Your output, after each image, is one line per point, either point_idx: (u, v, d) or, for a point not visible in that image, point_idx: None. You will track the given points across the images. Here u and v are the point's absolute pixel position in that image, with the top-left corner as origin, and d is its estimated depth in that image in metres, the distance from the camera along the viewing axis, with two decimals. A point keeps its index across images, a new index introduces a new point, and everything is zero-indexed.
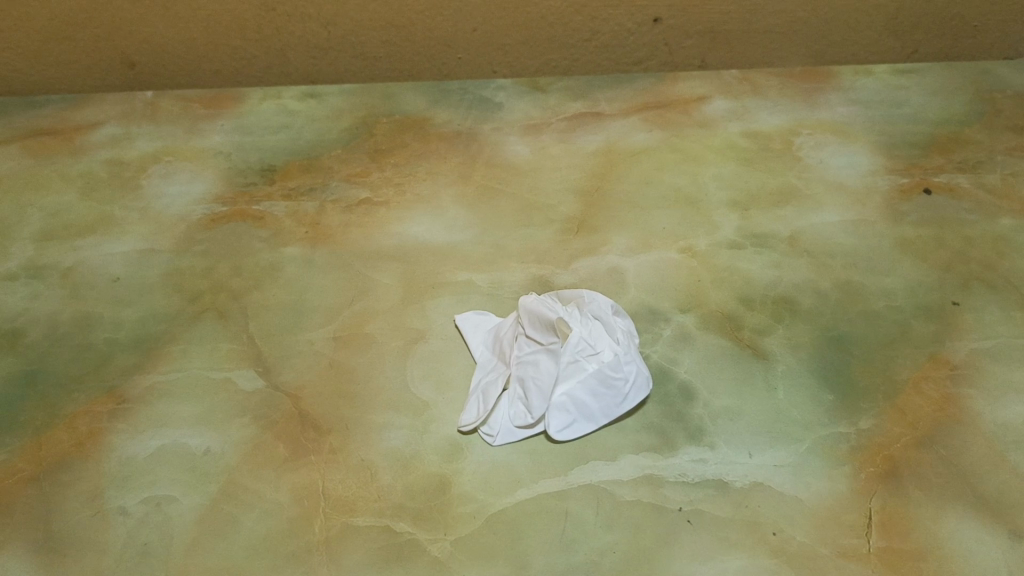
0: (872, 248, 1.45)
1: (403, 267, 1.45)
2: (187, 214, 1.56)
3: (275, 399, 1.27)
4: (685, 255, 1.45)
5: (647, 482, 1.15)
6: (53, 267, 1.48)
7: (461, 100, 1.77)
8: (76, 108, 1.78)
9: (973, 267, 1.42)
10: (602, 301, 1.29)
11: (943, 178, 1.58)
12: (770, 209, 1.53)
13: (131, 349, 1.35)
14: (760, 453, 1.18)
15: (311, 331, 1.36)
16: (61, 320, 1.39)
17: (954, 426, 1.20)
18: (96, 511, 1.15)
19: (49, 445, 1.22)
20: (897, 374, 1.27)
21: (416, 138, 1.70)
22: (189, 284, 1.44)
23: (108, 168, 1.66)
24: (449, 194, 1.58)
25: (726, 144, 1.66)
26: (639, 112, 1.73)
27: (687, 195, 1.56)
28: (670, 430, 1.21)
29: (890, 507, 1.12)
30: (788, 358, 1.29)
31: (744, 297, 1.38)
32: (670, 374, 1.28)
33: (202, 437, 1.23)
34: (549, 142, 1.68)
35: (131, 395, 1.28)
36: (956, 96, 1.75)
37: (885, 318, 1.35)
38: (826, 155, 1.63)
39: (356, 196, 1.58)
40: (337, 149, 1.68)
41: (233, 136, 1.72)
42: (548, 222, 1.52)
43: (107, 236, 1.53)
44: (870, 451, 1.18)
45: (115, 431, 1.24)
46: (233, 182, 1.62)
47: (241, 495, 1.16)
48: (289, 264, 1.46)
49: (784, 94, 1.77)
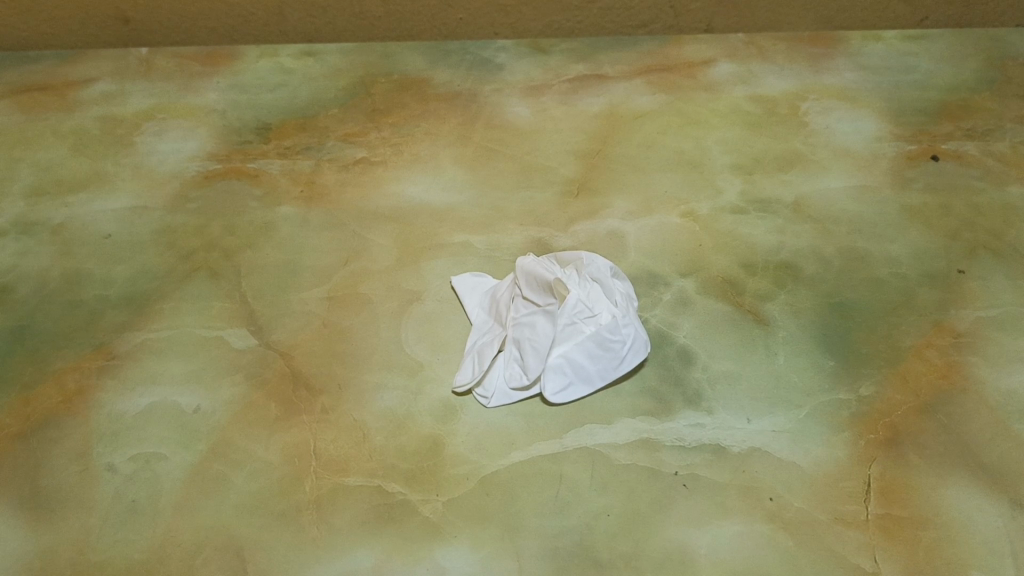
0: (877, 215, 1.43)
1: (400, 228, 1.42)
2: (180, 171, 1.54)
3: (267, 358, 1.25)
4: (686, 219, 1.42)
5: (643, 446, 1.13)
6: (44, 224, 1.45)
7: (460, 61, 1.74)
8: (69, 63, 1.75)
9: (980, 235, 1.39)
10: (602, 263, 1.26)
11: (952, 145, 1.54)
12: (775, 173, 1.50)
13: (122, 306, 1.32)
14: (759, 419, 1.16)
15: (305, 290, 1.34)
16: (51, 276, 1.37)
17: (956, 394, 1.18)
18: (84, 467, 1.14)
19: (37, 401, 1.20)
20: (900, 342, 1.25)
21: (415, 98, 1.67)
22: (181, 242, 1.41)
23: (101, 125, 1.63)
24: (447, 155, 1.55)
25: (731, 108, 1.63)
26: (642, 75, 1.69)
27: (690, 159, 1.53)
28: (668, 394, 1.19)
29: (889, 474, 1.10)
30: (790, 324, 1.27)
31: (746, 263, 1.36)
32: (669, 338, 1.25)
33: (193, 395, 1.21)
34: (550, 104, 1.65)
35: (122, 352, 1.26)
36: (967, 63, 1.71)
37: (889, 285, 1.32)
38: (833, 120, 1.59)
39: (353, 155, 1.55)
40: (333, 109, 1.65)
41: (228, 94, 1.68)
42: (548, 184, 1.49)
43: (99, 192, 1.51)
44: (871, 418, 1.16)
45: (104, 389, 1.22)
46: (227, 140, 1.59)
47: (232, 454, 1.14)
48: (284, 223, 1.44)
49: (791, 58, 1.73)
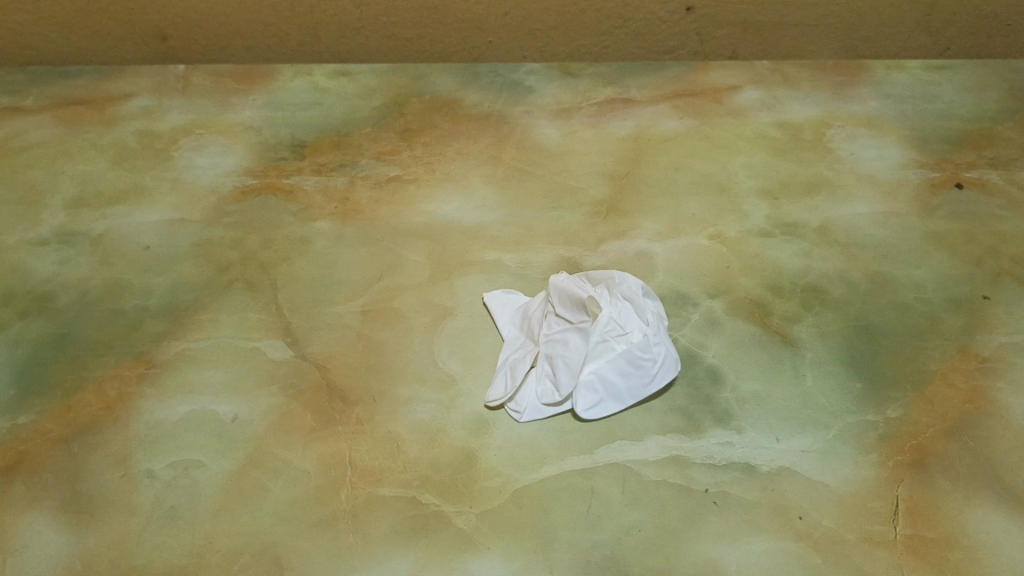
0: (902, 241, 1.45)
1: (432, 245, 1.45)
2: (218, 186, 1.57)
3: (303, 369, 1.27)
4: (714, 242, 1.45)
5: (673, 462, 1.15)
6: (84, 234, 1.49)
7: (491, 83, 1.77)
8: (107, 79, 1.79)
9: (1003, 262, 1.41)
10: (633, 282, 1.28)
11: (975, 173, 1.57)
12: (801, 198, 1.53)
13: (161, 316, 1.35)
14: (787, 438, 1.18)
15: (340, 303, 1.36)
16: (91, 286, 1.40)
17: (982, 418, 1.20)
18: (124, 473, 1.16)
19: (77, 408, 1.23)
20: (926, 365, 1.26)
21: (447, 119, 1.70)
22: (218, 255, 1.44)
23: (140, 139, 1.67)
24: (478, 174, 1.59)
25: (758, 133, 1.66)
26: (670, 99, 1.73)
27: (717, 182, 1.56)
28: (698, 412, 1.21)
29: (916, 495, 1.12)
30: (817, 346, 1.29)
31: (773, 285, 1.38)
32: (697, 357, 1.28)
33: (230, 404, 1.23)
34: (579, 126, 1.68)
35: (160, 361, 1.29)
36: (989, 93, 1.74)
37: (914, 309, 1.34)
38: (857, 147, 1.62)
39: (386, 174, 1.59)
40: (367, 128, 1.68)
41: (264, 111, 1.72)
42: (577, 205, 1.52)
43: (138, 205, 1.54)
44: (898, 439, 1.17)
45: (143, 396, 1.25)
46: (263, 156, 1.62)
47: (269, 463, 1.17)
48: (319, 238, 1.47)
49: (816, 86, 1.76)
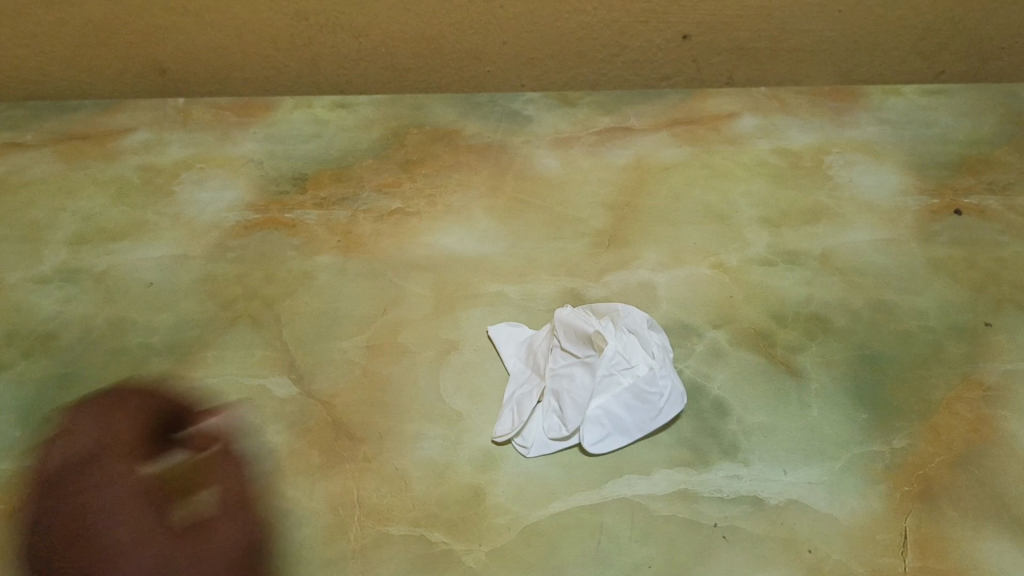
0: (903, 269, 1.46)
1: (436, 278, 1.46)
2: (220, 220, 1.57)
3: (308, 407, 1.27)
4: (717, 271, 1.45)
5: (681, 497, 1.15)
6: (87, 271, 1.49)
7: (490, 113, 1.78)
8: (108, 113, 1.79)
9: (1004, 289, 1.42)
10: (638, 315, 1.30)
11: (973, 199, 1.58)
12: (801, 226, 1.54)
13: (165, 354, 1.35)
14: (795, 470, 1.18)
15: (345, 338, 1.36)
16: (95, 323, 1.40)
17: (988, 447, 1.20)
18: (130, 515, 1.16)
19: (83, 449, 1.23)
20: (930, 394, 1.27)
21: (447, 149, 1.71)
22: (222, 291, 1.45)
23: (141, 174, 1.68)
24: (480, 206, 1.59)
25: (756, 161, 1.67)
26: (669, 127, 1.74)
27: (717, 211, 1.57)
28: (704, 445, 1.21)
29: (925, 527, 1.12)
30: (821, 376, 1.29)
31: (776, 314, 1.38)
32: (702, 389, 1.28)
33: (237, 443, 1.23)
34: (578, 155, 1.69)
35: (165, 400, 1.29)
36: (985, 118, 1.75)
37: (917, 337, 1.35)
38: (856, 174, 1.63)
39: (388, 206, 1.59)
40: (368, 160, 1.69)
41: (264, 144, 1.73)
42: (579, 235, 1.53)
43: (141, 241, 1.54)
44: (905, 470, 1.18)
45: (149, 436, 1.24)
46: (265, 190, 1.63)
47: (276, 502, 1.16)
48: (322, 271, 1.47)
49: (813, 112, 1.77)
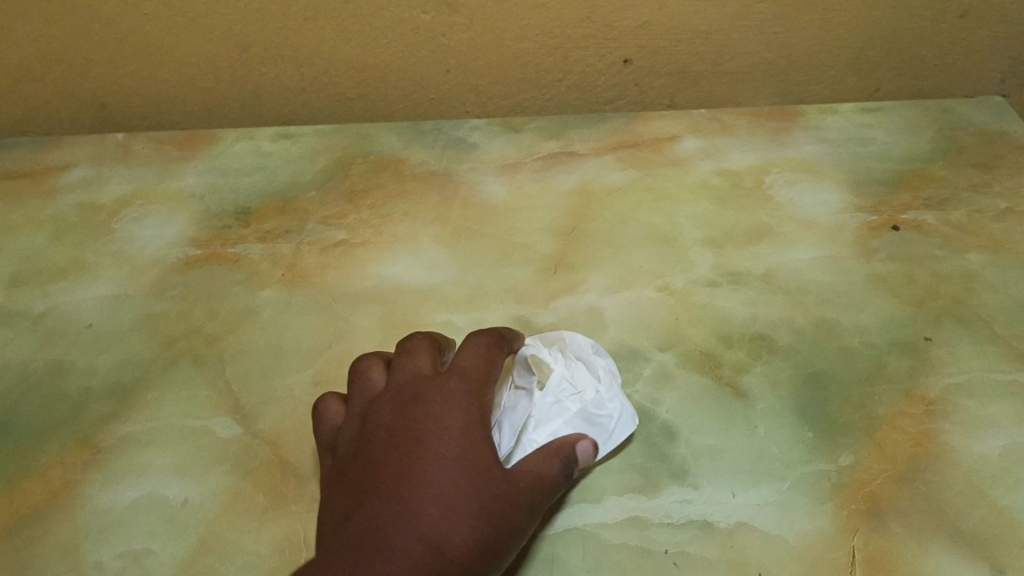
0: (845, 286, 1.48)
1: (383, 309, 1.45)
2: (162, 257, 1.55)
3: (253, 447, 1.25)
4: (663, 293, 1.46)
5: (632, 524, 1.15)
6: (24, 313, 1.45)
7: (435, 141, 1.78)
8: (45, 149, 1.76)
9: (944, 303, 1.45)
10: (583, 341, 1.31)
11: (911, 216, 1.61)
12: (745, 246, 1.55)
13: (106, 397, 1.32)
14: (743, 492, 1.18)
15: (291, 375, 1.34)
16: (33, 367, 1.37)
17: (932, 462, 1.22)
18: (70, 565, 1.12)
19: (21, 498, 1.19)
20: (874, 411, 1.28)
21: (392, 179, 1.70)
22: (164, 330, 1.42)
23: (80, 212, 1.64)
24: (427, 235, 1.59)
25: (700, 182, 1.68)
26: (613, 151, 1.75)
27: (663, 233, 1.58)
28: (654, 470, 1.21)
29: (873, 544, 1.13)
30: (768, 396, 1.30)
31: (722, 335, 1.39)
32: (651, 414, 1.28)
33: (180, 487, 1.21)
34: (524, 181, 1.69)
35: (106, 445, 1.26)
36: (921, 134, 1.79)
37: (860, 353, 1.37)
38: (796, 193, 1.66)
39: (333, 238, 1.58)
40: (312, 192, 1.67)
41: (207, 178, 1.70)
42: (526, 261, 1.53)
43: (80, 281, 1.51)
44: (851, 488, 1.19)
45: (90, 482, 1.21)
46: (207, 225, 1.61)
47: (221, 547, 1.14)
48: (267, 306, 1.45)
49: (754, 132, 1.80)
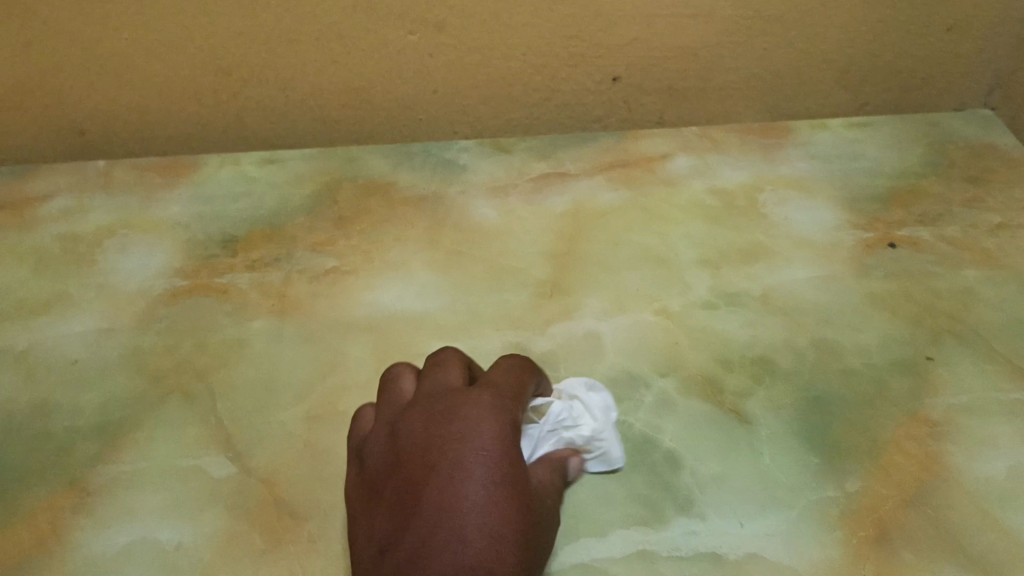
0: (843, 305, 1.47)
1: (376, 339, 1.42)
2: (147, 289, 1.51)
3: (248, 487, 1.21)
4: (660, 316, 1.44)
5: (640, 557, 1.12)
6: (6, 350, 1.41)
7: (424, 163, 1.75)
8: (23, 178, 1.72)
9: (942, 320, 1.44)
10: (581, 379, 1.31)
11: (906, 232, 1.60)
12: (741, 266, 1.54)
13: (93, 437, 1.28)
14: (751, 522, 1.16)
15: (284, 410, 1.31)
16: (17, 407, 1.33)
17: (939, 485, 1.21)
18: None
19: (7, 546, 1.15)
20: (879, 434, 1.27)
21: (382, 203, 1.67)
22: (152, 365, 1.38)
23: (61, 243, 1.60)
24: (418, 260, 1.56)
25: (693, 202, 1.67)
26: (604, 170, 1.73)
27: (658, 255, 1.56)
28: (660, 501, 1.19)
29: (884, 572, 1.11)
30: (770, 421, 1.28)
31: (722, 358, 1.38)
32: (654, 442, 1.26)
33: (174, 530, 1.17)
34: (515, 204, 1.67)
35: (94, 487, 1.22)
36: (911, 148, 1.79)
37: (861, 374, 1.35)
38: (790, 211, 1.65)
39: (323, 265, 1.55)
40: (300, 218, 1.64)
41: (191, 206, 1.67)
42: (520, 286, 1.50)
43: (63, 315, 1.47)
44: (860, 514, 1.17)
45: (79, 527, 1.17)
46: (193, 254, 1.57)
47: None
48: (257, 338, 1.42)
49: (745, 150, 1.78)
